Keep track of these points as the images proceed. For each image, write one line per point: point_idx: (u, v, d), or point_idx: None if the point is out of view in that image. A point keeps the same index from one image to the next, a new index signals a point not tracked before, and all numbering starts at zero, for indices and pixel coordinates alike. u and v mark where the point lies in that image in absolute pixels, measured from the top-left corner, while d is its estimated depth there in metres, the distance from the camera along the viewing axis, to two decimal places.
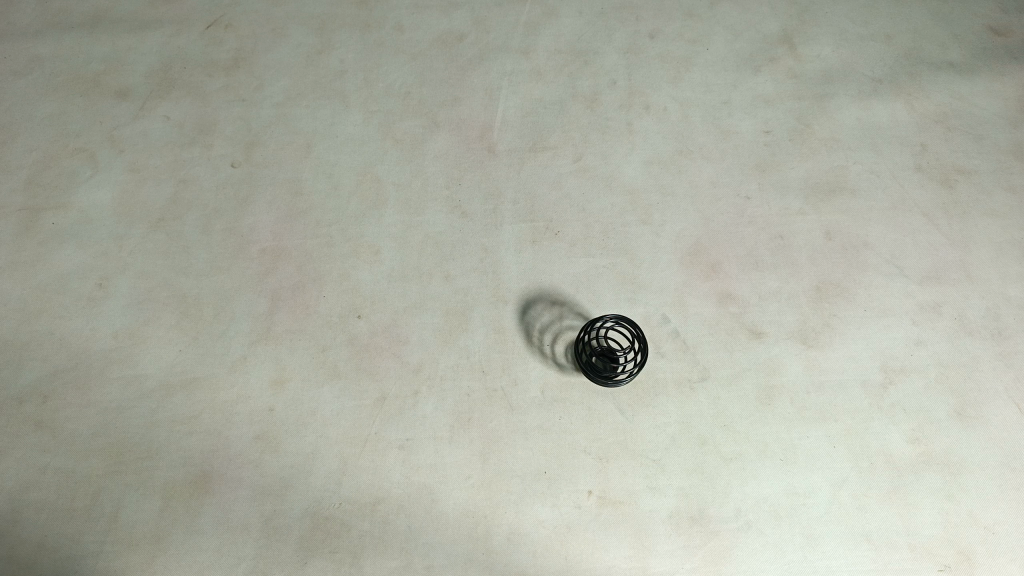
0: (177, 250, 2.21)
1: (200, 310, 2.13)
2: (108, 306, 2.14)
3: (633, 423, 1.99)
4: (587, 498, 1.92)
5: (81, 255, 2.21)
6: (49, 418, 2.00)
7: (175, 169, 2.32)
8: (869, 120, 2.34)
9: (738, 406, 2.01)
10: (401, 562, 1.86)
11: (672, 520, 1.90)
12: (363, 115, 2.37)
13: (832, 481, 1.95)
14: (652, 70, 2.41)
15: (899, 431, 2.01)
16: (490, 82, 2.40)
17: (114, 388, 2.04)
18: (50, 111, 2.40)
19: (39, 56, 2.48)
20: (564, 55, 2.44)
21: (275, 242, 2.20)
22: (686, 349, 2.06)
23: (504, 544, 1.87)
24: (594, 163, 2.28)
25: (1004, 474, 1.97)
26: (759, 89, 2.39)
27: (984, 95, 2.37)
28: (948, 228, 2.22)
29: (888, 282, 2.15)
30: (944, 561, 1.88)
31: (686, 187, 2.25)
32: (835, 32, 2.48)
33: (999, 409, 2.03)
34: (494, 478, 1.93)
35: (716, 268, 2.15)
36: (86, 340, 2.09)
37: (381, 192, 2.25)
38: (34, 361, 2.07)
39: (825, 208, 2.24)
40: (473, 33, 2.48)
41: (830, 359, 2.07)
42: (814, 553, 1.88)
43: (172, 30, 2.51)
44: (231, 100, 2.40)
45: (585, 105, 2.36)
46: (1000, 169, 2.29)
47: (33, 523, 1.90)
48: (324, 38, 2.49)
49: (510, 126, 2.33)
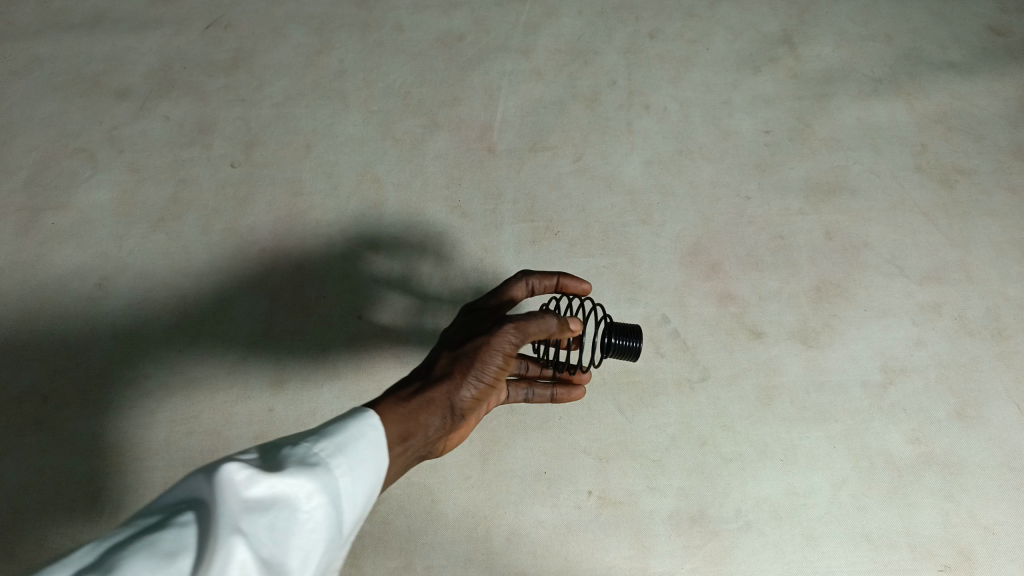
0: (176, 250, 2.21)
1: (200, 310, 2.13)
2: (107, 306, 2.14)
3: (633, 423, 1.99)
4: (587, 498, 1.92)
5: (81, 255, 2.22)
6: (50, 418, 2.03)
7: (175, 169, 2.32)
8: (870, 120, 2.34)
9: (738, 406, 2.01)
10: (402, 562, 1.89)
11: (672, 520, 1.91)
12: (362, 115, 2.36)
13: (832, 481, 1.95)
14: (653, 70, 2.41)
15: (899, 431, 2.00)
16: (490, 82, 2.39)
17: (114, 388, 2.05)
18: (50, 111, 2.40)
19: (39, 56, 2.48)
20: (564, 55, 2.43)
21: (274, 243, 2.20)
22: (686, 350, 2.06)
23: (504, 545, 1.89)
24: (594, 163, 2.27)
25: (1004, 474, 1.97)
26: (759, 89, 2.38)
27: (984, 95, 2.37)
28: (948, 228, 2.22)
29: (888, 282, 2.15)
30: (944, 561, 1.89)
31: (686, 187, 2.24)
32: (835, 32, 2.47)
33: (1000, 409, 2.03)
34: (494, 478, 1.94)
35: (716, 267, 2.15)
36: (86, 340, 2.11)
37: (381, 192, 2.25)
38: (33, 361, 2.09)
39: (825, 208, 2.23)
40: (472, 33, 2.47)
41: (830, 360, 2.07)
42: (814, 553, 1.89)
43: (172, 29, 2.51)
44: (231, 100, 2.40)
45: (585, 105, 2.36)
46: (1001, 169, 2.28)
47: (33, 522, 1.92)
48: (323, 38, 2.49)
49: (510, 126, 2.33)
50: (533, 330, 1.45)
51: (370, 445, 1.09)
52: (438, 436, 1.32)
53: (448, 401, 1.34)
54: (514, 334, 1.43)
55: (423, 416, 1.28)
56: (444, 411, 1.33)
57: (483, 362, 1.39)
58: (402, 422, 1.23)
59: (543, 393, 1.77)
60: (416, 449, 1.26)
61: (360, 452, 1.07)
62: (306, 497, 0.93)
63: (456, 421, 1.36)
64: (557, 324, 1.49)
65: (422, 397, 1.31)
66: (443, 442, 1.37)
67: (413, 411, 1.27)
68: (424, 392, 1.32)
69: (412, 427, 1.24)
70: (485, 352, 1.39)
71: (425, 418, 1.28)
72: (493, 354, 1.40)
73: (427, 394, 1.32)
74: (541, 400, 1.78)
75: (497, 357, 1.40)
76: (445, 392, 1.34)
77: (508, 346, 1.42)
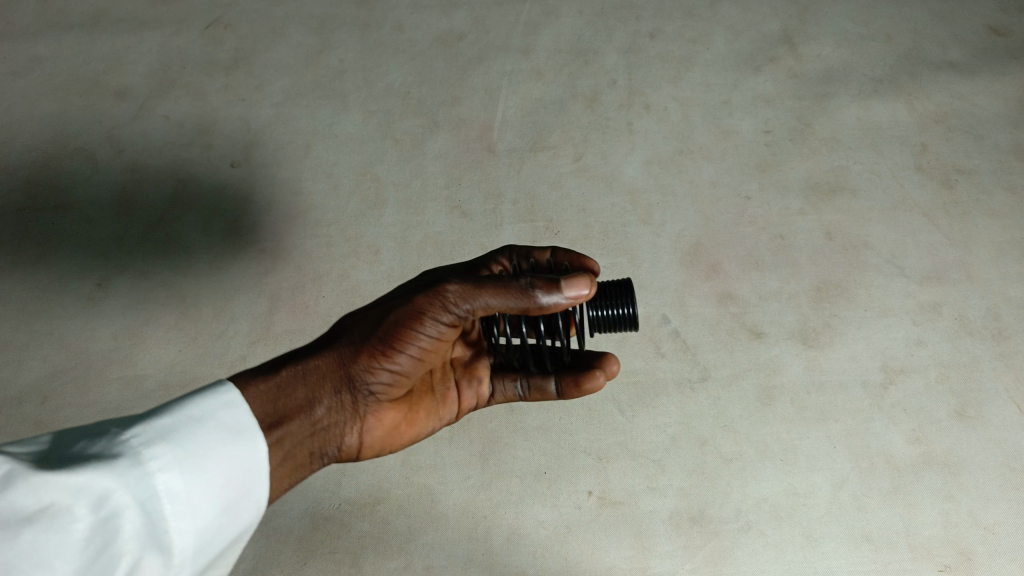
0: (176, 250, 2.21)
1: (200, 310, 2.14)
2: (108, 306, 2.16)
3: (633, 423, 1.99)
4: (587, 498, 1.92)
5: (82, 255, 2.22)
6: (48, 418, 2.03)
7: (175, 169, 2.31)
8: (870, 120, 2.34)
9: (738, 406, 2.01)
10: (401, 562, 1.88)
11: (672, 520, 1.91)
12: (362, 115, 2.36)
13: (832, 481, 1.95)
14: (653, 70, 2.40)
15: (899, 431, 2.00)
16: (490, 82, 2.39)
17: (114, 388, 2.05)
18: (50, 111, 2.40)
19: (39, 56, 2.48)
20: (564, 55, 2.43)
21: (274, 242, 2.20)
22: (686, 350, 2.06)
23: (504, 545, 1.89)
24: (594, 162, 2.27)
25: (1004, 474, 1.96)
26: (759, 89, 2.38)
27: (984, 95, 2.36)
28: (948, 228, 2.21)
29: (888, 283, 2.15)
30: (944, 561, 1.88)
31: (686, 187, 2.24)
32: (835, 32, 2.47)
33: (1000, 409, 2.02)
34: (494, 478, 1.94)
35: (716, 267, 2.15)
36: (86, 340, 2.12)
37: (381, 192, 2.25)
38: (35, 361, 2.10)
39: (825, 208, 2.23)
40: (472, 32, 2.47)
41: (830, 360, 2.06)
42: (814, 553, 1.89)
43: (172, 30, 2.51)
44: (230, 100, 2.40)
45: (585, 105, 2.35)
46: (1001, 169, 2.28)
47: None
48: (323, 38, 2.48)
49: (510, 125, 2.32)
50: (481, 302, 1.20)
51: (212, 429, 1.01)
52: (336, 412, 1.21)
53: (346, 372, 1.22)
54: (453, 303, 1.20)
55: (306, 388, 1.17)
56: (340, 383, 1.21)
57: (400, 336, 1.21)
58: (269, 398, 1.12)
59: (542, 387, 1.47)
60: (305, 428, 1.16)
61: (188, 442, 0.97)
62: (80, 502, 0.84)
63: (362, 399, 1.24)
64: (533, 302, 1.19)
65: (308, 367, 1.19)
66: (358, 423, 1.25)
67: (294, 382, 1.16)
68: (313, 359, 1.21)
69: (286, 403, 1.14)
70: (405, 321, 1.21)
71: (312, 392, 1.17)
72: (414, 323, 1.20)
73: (315, 363, 1.20)
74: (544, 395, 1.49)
75: (425, 327, 1.21)
76: (340, 360, 1.22)
77: (444, 314, 1.21)
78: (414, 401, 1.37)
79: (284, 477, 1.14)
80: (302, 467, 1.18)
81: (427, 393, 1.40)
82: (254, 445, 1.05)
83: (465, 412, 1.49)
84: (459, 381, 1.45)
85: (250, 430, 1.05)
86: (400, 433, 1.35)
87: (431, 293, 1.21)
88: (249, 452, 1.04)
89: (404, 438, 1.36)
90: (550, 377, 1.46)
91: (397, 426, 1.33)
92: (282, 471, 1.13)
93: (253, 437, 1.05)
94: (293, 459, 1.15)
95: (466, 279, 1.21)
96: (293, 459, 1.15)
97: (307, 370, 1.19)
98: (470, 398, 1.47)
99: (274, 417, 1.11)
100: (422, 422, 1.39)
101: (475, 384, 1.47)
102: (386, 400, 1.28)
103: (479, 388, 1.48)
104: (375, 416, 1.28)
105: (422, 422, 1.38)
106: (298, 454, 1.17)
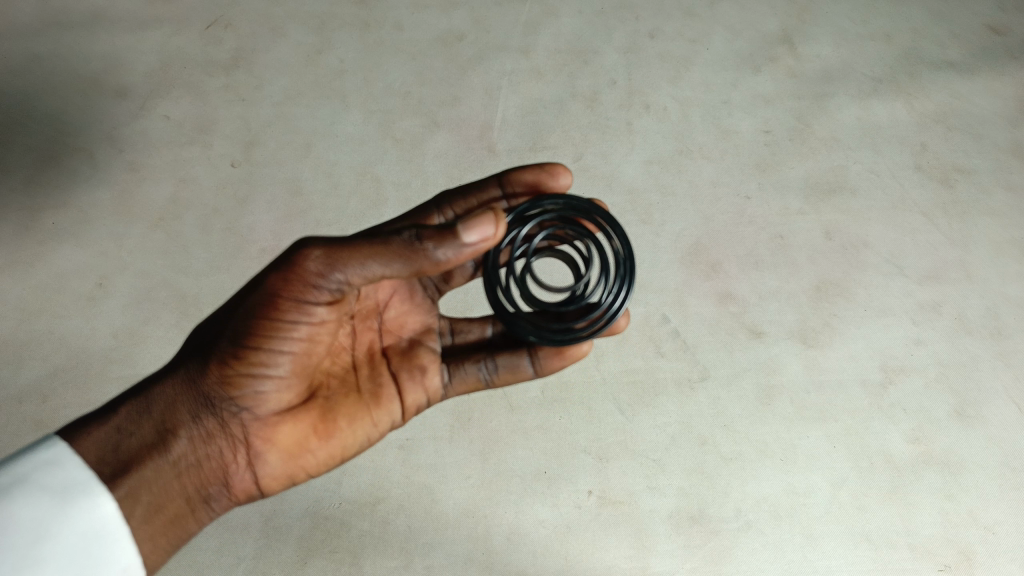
0: (176, 249, 2.23)
1: (200, 310, 2.17)
2: (108, 305, 2.19)
3: (633, 423, 1.99)
4: (587, 497, 1.93)
5: (81, 254, 2.24)
6: (49, 417, 2.08)
7: (175, 168, 2.32)
8: (870, 120, 2.33)
9: (738, 406, 2.01)
10: (401, 562, 1.89)
11: (672, 520, 1.92)
12: (362, 114, 2.35)
13: (832, 481, 1.96)
14: (654, 70, 2.38)
15: (899, 431, 2.01)
16: (490, 81, 2.37)
17: (113, 388, 2.10)
18: (49, 110, 2.40)
19: (37, 55, 2.47)
20: (564, 55, 2.39)
21: (274, 242, 2.21)
22: (686, 349, 2.06)
23: (504, 545, 1.90)
24: (594, 162, 2.27)
25: (1002, 473, 1.99)
26: (760, 89, 2.36)
27: (983, 95, 2.36)
28: (948, 228, 2.22)
29: (888, 282, 2.15)
30: (943, 561, 1.92)
31: (686, 187, 2.24)
32: (836, 31, 2.43)
33: (999, 408, 2.04)
34: (494, 478, 1.94)
35: (716, 267, 2.15)
36: (86, 339, 2.15)
37: (381, 192, 2.25)
38: (34, 361, 2.14)
39: (825, 208, 2.23)
40: (472, 32, 2.43)
41: (830, 360, 2.07)
42: (814, 553, 1.91)
43: (171, 29, 2.48)
44: (230, 100, 2.39)
45: (585, 105, 2.33)
46: (1000, 169, 2.29)
47: None
48: (323, 37, 2.45)
49: (510, 125, 2.32)
50: (355, 269, 1.05)
51: (42, 498, 1.09)
52: (202, 442, 1.17)
53: (200, 393, 1.17)
54: (315, 267, 1.06)
55: (153, 423, 1.17)
56: (196, 407, 1.17)
57: (258, 338, 1.11)
58: (110, 444, 1.14)
59: (517, 366, 1.33)
60: (165, 470, 1.15)
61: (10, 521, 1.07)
62: None
63: (233, 421, 1.18)
64: (426, 258, 1.02)
65: (155, 398, 1.19)
66: (242, 450, 1.19)
67: (136, 420, 1.16)
68: (162, 388, 1.19)
69: (128, 446, 1.14)
70: (262, 311, 1.10)
71: (160, 424, 1.17)
72: (271, 315, 1.09)
73: (162, 392, 1.19)
74: (518, 375, 1.35)
75: (289, 316, 1.09)
76: (189, 380, 1.18)
77: (312, 294, 1.08)
78: (327, 410, 1.22)
79: (161, 534, 1.16)
80: (182, 518, 1.18)
81: (347, 396, 1.25)
82: (95, 503, 1.10)
83: (414, 409, 1.32)
84: (398, 373, 1.30)
85: (87, 486, 1.10)
86: (309, 449, 1.22)
87: (288, 271, 1.07)
88: (90, 513, 1.09)
89: (320, 455, 1.23)
90: (525, 352, 1.33)
91: (303, 442, 1.21)
92: (154, 527, 1.15)
93: (90, 495, 1.10)
94: (164, 512, 1.16)
95: (328, 244, 1.06)
96: (163, 511, 1.15)
97: (156, 399, 1.19)
98: (414, 396, 1.30)
99: (116, 464, 1.13)
100: (342, 433, 1.23)
101: (419, 378, 1.31)
102: (272, 416, 1.19)
103: (426, 381, 1.31)
104: (263, 438, 1.19)
105: (343, 431, 1.23)
106: (168, 504, 1.16)
